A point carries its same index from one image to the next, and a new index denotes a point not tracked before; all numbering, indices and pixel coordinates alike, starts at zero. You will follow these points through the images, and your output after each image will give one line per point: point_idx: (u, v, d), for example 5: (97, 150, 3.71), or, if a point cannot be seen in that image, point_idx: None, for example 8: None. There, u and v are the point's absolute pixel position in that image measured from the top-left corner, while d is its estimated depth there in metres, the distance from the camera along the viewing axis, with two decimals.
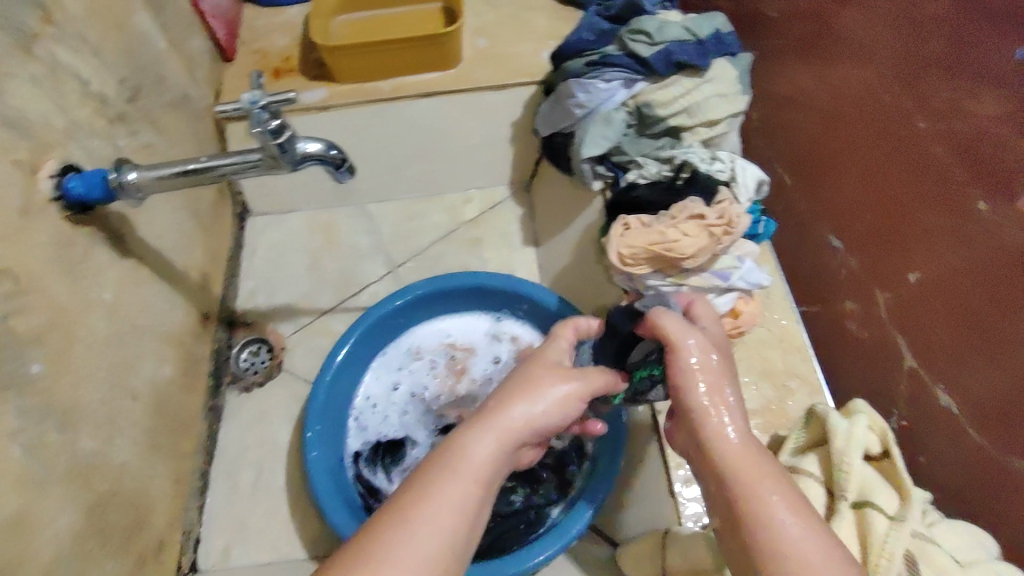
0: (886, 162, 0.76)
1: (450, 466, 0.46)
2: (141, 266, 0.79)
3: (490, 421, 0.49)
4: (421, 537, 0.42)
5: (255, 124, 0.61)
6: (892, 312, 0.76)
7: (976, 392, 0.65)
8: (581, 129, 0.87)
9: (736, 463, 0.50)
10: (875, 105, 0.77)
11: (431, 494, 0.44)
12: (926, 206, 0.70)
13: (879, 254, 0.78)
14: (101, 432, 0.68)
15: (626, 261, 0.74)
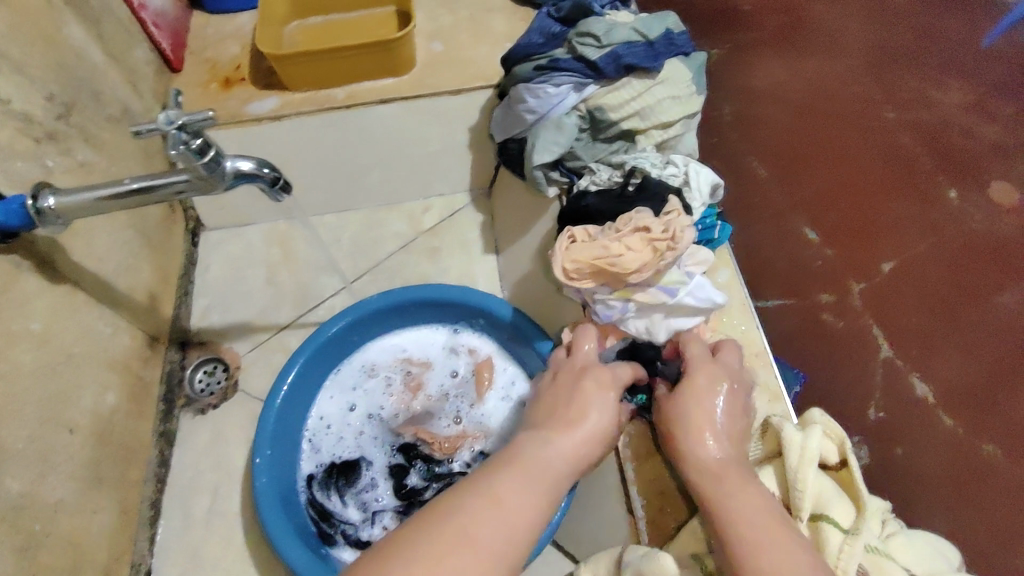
0: (858, 166, 1.01)
1: (525, 470, 0.50)
2: (77, 291, 0.76)
3: (561, 440, 0.55)
4: (504, 520, 0.45)
5: (174, 145, 0.59)
6: (867, 300, 0.90)
7: (945, 375, 0.85)
8: (533, 136, 0.84)
9: (719, 478, 0.56)
10: (846, 107, 1.06)
11: (511, 487, 0.48)
12: (894, 200, 0.98)
13: (854, 247, 0.94)
14: (29, 472, 0.65)
15: (570, 275, 0.71)
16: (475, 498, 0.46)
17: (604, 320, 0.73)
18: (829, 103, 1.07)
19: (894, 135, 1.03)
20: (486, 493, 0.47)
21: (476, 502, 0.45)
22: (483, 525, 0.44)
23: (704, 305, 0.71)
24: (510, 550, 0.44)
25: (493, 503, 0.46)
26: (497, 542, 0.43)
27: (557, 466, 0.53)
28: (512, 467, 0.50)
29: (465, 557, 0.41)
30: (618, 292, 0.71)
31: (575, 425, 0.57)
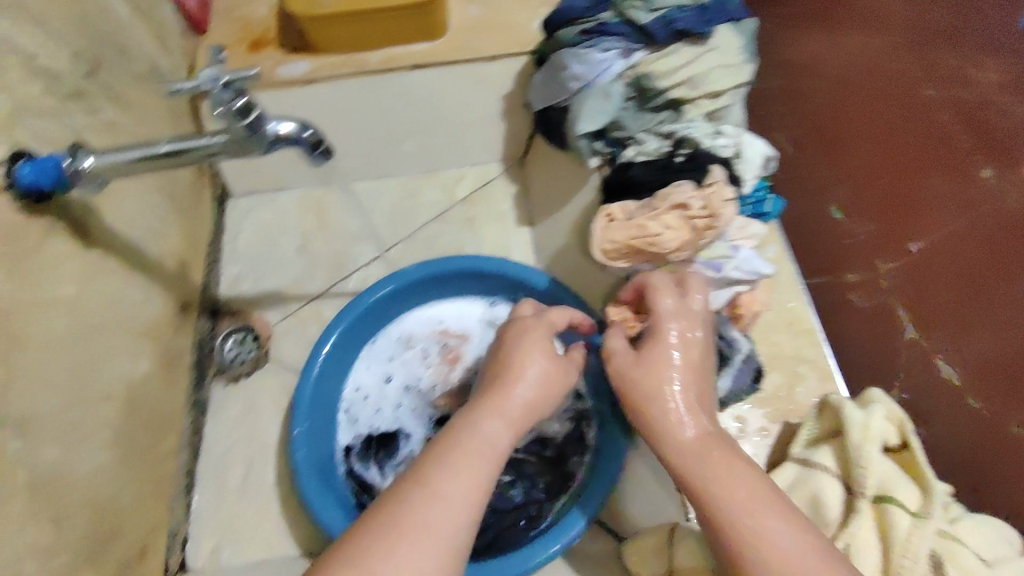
0: (891, 139, 0.88)
1: (465, 446, 0.51)
2: (109, 255, 0.75)
3: (500, 406, 0.55)
4: (447, 504, 0.46)
5: (217, 104, 0.58)
6: (895, 277, 0.82)
7: (974, 351, 0.75)
8: (577, 104, 0.81)
9: (695, 457, 0.52)
10: (887, 78, 0.91)
11: (449, 467, 0.49)
12: (930, 173, 0.84)
13: (887, 223, 0.85)
14: (63, 440, 0.64)
15: (609, 255, 0.68)
16: (413, 488, 0.47)
17: None
18: (874, 71, 0.92)
19: (931, 108, 0.86)
20: (427, 481, 0.48)
21: (417, 494, 0.46)
22: (423, 513, 0.45)
23: (751, 276, 0.67)
24: (456, 530, 0.45)
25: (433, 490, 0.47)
26: (441, 523, 0.45)
27: (496, 438, 0.52)
28: (449, 446, 0.51)
29: (410, 546, 0.43)
30: (660, 269, 0.67)
31: (515, 388, 0.56)
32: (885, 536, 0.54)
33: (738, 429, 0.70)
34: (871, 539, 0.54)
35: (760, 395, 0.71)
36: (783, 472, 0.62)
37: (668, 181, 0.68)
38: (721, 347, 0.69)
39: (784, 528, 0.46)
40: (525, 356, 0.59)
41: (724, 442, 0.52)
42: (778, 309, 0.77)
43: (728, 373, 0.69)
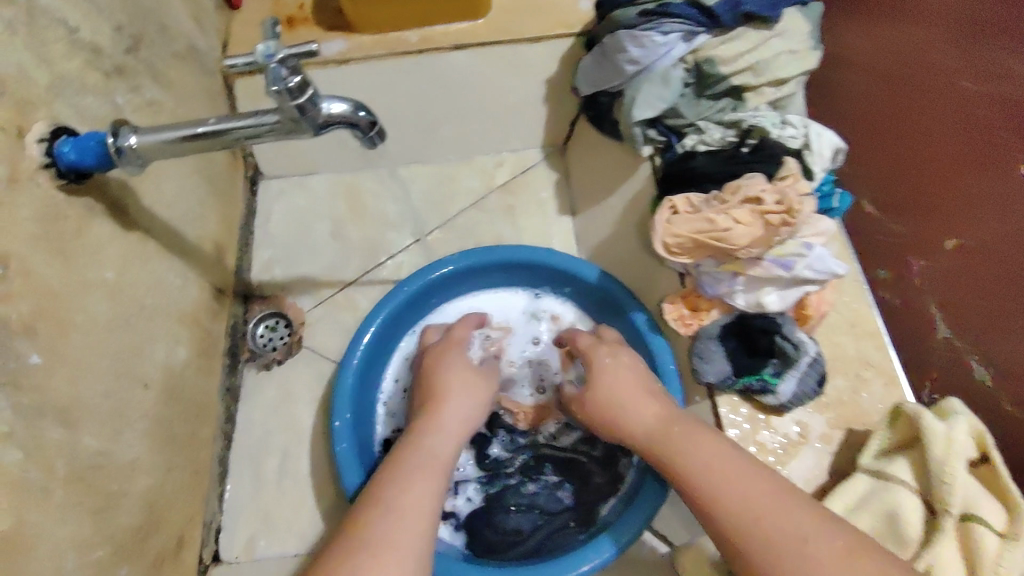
0: (916, 132, 0.74)
1: (409, 465, 0.60)
2: (148, 238, 0.72)
3: (433, 424, 0.64)
4: (407, 519, 0.54)
5: (272, 81, 0.54)
6: (927, 279, 0.73)
7: (1013, 358, 0.65)
8: (633, 89, 0.77)
9: (658, 429, 0.63)
10: (920, 57, 0.73)
11: (399, 484, 0.57)
12: (963, 169, 0.69)
13: (910, 223, 0.75)
14: (105, 429, 0.63)
15: (671, 250, 0.65)
16: (373, 511, 0.55)
17: (711, 294, 0.68)
18: (901, 56, 0.76)
19: (965, 101, 0.68)
20: (383, 504, 0.55)
21: (378, 519, 0.54)
22: (386, 529, 0.53)
23: (823, 277, 0.62)
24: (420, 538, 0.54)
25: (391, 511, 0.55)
26: (406, 533, 0.53)
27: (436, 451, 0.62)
28: (398, 467, 0.59)
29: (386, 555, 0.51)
30: (725, 266, 0.65)
31: (446, 406, 0.66)
32: (970, 555, 0.53)
33: (798, 434, 0.67)
34: (955, 559, 0.53)
35: (822, 400, 0.68)
36: (854, 484, 0.58)
37: (738, 173, 0.68)
38: (783, 347, 0.65)
39: (760, 486, 0.54)
40: (447, 379, 0.69)
41: (678, 417, 0.63)
42: (840, 309, 0.73)
43: (791, 376, 0.65)
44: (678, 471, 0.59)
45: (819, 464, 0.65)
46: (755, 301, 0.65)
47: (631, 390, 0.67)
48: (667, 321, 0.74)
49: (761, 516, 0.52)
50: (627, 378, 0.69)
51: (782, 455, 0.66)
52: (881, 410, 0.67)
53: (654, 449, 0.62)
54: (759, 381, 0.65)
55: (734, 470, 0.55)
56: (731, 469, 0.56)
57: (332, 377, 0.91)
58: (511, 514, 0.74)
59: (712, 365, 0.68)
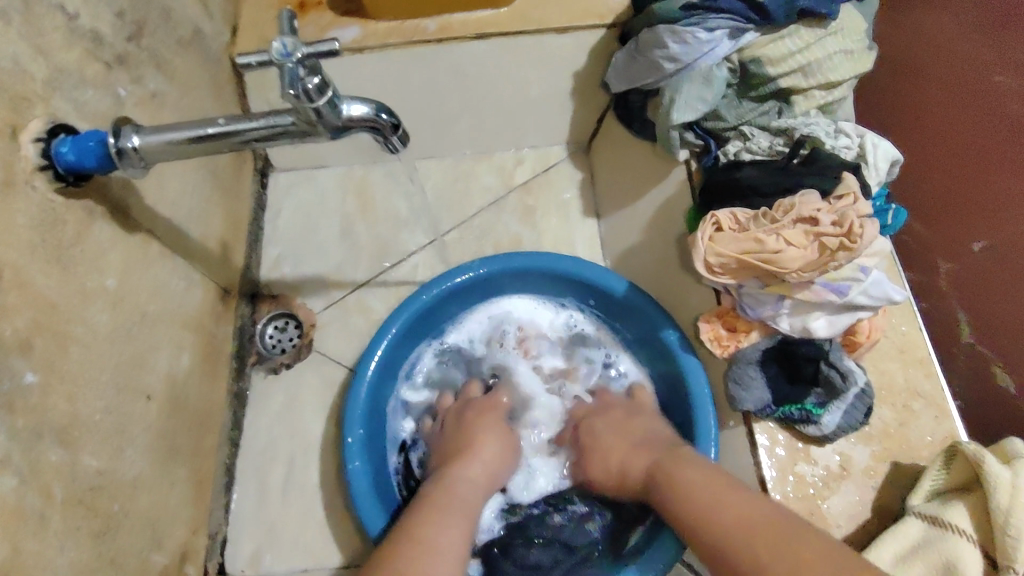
0: (950, 133, 0.70)
1: (441, 509, 0.60)
2: (151, 240, 0.68)
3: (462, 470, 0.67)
4: (441, 548, 0.55)
5: (287, 84, 0.49)
6: (952, 282, 0.70)
7: None
8: (672, 90, 0.71)
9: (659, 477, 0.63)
10: (954, 53, 0.70)
11: (435, 520, 0.58)
12: (1000, 170, 0.65)
13: (939, 230, 0.72)
14: (106, 447, 0.59)
15: (714, 270, 0.61)
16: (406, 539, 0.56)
17: (754, 317, 0.63)
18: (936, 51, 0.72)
19: (999, 99, 0.65)
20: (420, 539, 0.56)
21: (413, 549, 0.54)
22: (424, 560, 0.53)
23: (876, 304, 0.59)
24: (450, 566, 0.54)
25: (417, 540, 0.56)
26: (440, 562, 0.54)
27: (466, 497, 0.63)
28: (428, 507, 0.60)
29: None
30: (771, 288, 0.60)
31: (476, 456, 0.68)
32: None
33: (839, 466, 0.62)
34: None
35: (867, 431, 0.64)
36: (906, 528, 0.56)
37: (790, 188, 0.63)
38: (830, 376, 0.62)
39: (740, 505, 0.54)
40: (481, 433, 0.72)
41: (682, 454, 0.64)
42: (887, 332, 0.68)
43: (837, 407, 0.61)
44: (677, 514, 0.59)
45: (862, 500, 0.61)
46: (802, 326, 0.61)
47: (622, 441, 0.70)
48: (703, 341, 0.70)
49: (744, 530, 0.52)
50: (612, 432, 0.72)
51: (822, 489, 0.61)
52: (930, 444, 0.63)
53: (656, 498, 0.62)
54: (802, 411, 0.62)
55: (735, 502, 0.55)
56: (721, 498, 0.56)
57: (342, 384, 0.88)
58: (534, 547, 0.71)
59: (752, 385, 0.63)
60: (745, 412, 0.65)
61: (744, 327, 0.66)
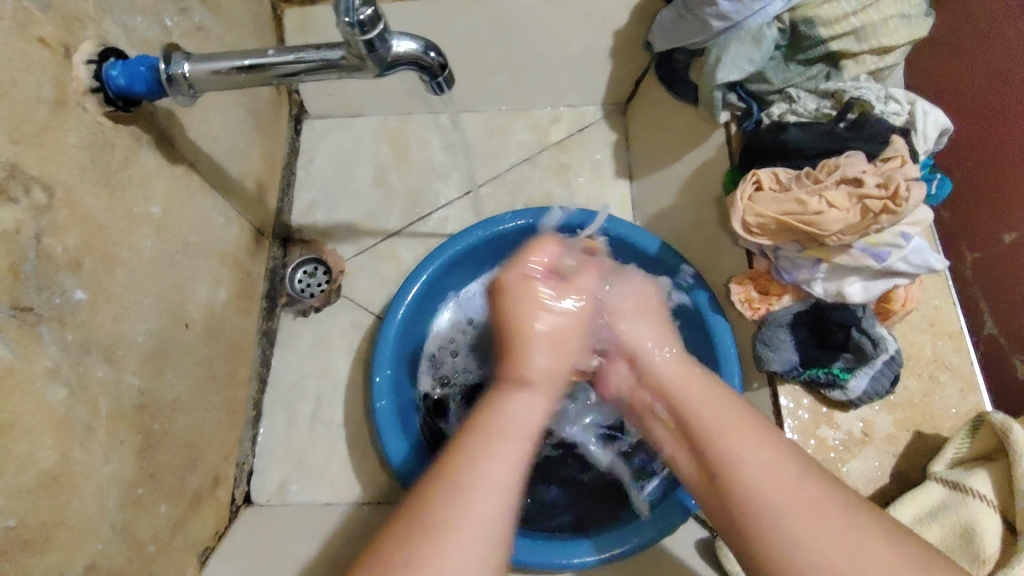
0: (989, 101, 0.69)
1: (479, 433, 0.50)
2: (193, 173, 0.69)
3: (524, 382, 0.56)
4: (489, 474, 0.47)
5: (342, 12, 0.49)
6: (979, 271, 0.70)
7: None
8: (719, 48, 0.71)
9: (704, 407, 0.54)
10: (998, 37, 0.68)
11: (488, 451, 0.49)
12: None
13: (976, 206, 0.71)
14: (148, 368, 0.61)
15: (751, 229, 0.61)
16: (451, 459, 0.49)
17: (789, 280, 0.64)
18: (979, 34, 0.70)
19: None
20: (457, 477, 0.47)
21: (452, 493, 0.46)
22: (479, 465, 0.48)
23: (917, 271, 0.59)
24: (505, 493, 0.47)
25: (478, 460, 0.48)
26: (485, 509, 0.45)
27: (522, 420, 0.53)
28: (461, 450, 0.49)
29: (449, 548, 0.43)
30: (809, 251, 0.60)
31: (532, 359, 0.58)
32: None
33: (861, 432, 0.63)
34: None
35: (892, 399, 0.64)
36: (925, 492, 0.57)
37: (834, 152, 0.63)
38: (861, 343, 0.62)
39: (808, 485, 0.47)
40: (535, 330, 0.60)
41: (742, 411, 0.53)
42: (920, 304, 0.67)
43: (864, 372, 0.61)
44: (765, 529, 0.47)
45: (881, 466, 0.62)
46: (836, 291, 0.61)
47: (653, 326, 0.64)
48: (733, 302, 0.71)
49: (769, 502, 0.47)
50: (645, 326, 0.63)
51: (843, 453, 0.62)
52: (953, 416, 0.63)
53: (728, 453, 0.51)
54: (828, 374, 0.62)
55: (837, 533, 0.44)
56: (823, 522, 0.45)
57: (369, 329, 0.89)
58: (552, 487, 0.76)
59: (779, 349, 0.64)
60: (771, 373, 0.66)
61: (778, 290, 0.66)
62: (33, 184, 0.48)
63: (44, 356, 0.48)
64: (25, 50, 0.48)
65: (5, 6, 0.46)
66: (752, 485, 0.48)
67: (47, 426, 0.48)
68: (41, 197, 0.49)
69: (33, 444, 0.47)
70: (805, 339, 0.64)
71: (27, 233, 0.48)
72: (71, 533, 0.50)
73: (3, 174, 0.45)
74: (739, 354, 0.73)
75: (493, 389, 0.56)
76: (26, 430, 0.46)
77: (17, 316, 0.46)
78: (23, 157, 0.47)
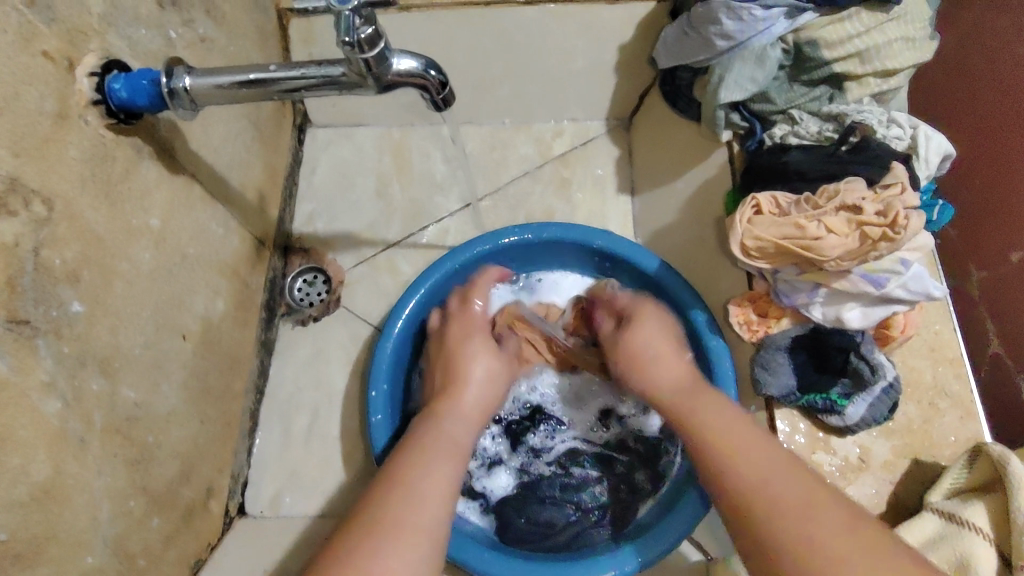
0: (991, 118, 0.70)
1: (420, 451, 0.59)
2: (194, 184, 0.69)
3: (453, 412, 0.65)
4: (425, 488, 0.55)
5: (342, 31, 0.49)
6: (985, 291, 0.70)
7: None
8: (722, 67, 0.70)
9: (743, 446, 0.56)
10: (1003, 59, 0.68)
11: (420, 472, 0.56)
12: None
13: (980, 227, 0.71)
14: (144, 380, 0.61)
15: (750, 253, 0.60)
16: (391, 487, 0.55)
17: (787, 303, 0.63)
18: (986, 55, 0.70)
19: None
20: (399, 479, 0.55)
21: (396, 491, 0.54)
22: (410, 477, 0.56)
23: (916, 298, 0.59)
24: (437, 520, 0.53)
25: (406, 482, 0.55)
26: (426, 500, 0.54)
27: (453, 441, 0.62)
28: (411, 448, 0.59)
29: (395, 538, 0.50)
30: (807, 275, 0.60)
31: (467, 393, 0.68)
32: None
33: (858, 457, 0.62)
34: None
35: (890, 425, 0.63)
36: (922, 523, 0.57)
37: (835, 175, 0.62)
38: (859, 368, 0.61)
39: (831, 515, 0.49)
40: (471, 371, 0.70)
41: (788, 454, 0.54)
42: (920, 329, 0.67)
43: (862, 399, 0.61)
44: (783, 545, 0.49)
45: (878, 493, 0.61)
46: (835, 316, 0.60)
47: (668, 352, 0.70)
48: (731, 323, 0.71)
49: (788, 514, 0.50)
50: (662, 344, 0.71)
51: (839, 479, 0.61)
52: (952, 444, 0.62)
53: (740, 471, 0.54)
54: (826, 400, 0.61)
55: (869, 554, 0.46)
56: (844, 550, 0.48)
57: (367, 341, 0.89)
58: (545, 507, 0.75)
59: (773, 371, 0.64)
60: (767, 398, 0.65)
61: (774, 311, 0.66)
62: (33, 198, 0.48)
63: (39, 369, 0.48)
64: (29, 64, 0.48)
65: (9, 21, 0.46)
66: (778, 503, 0.51)
67: (40, 438, 0.48)
68: (40, 210, 0.49)
69: (27, 457, 0.47)
70: (802, 363, 0.64)
71: (26, 246, 0.48)
72: (63, 547, 0.50)
73: (4, 188, 0.46)
74: (736, 376, 0.73)
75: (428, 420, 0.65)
76: (19, 443, 0.46)
77: (14, 329, 0.46)
78: (24, 171, 0.48)
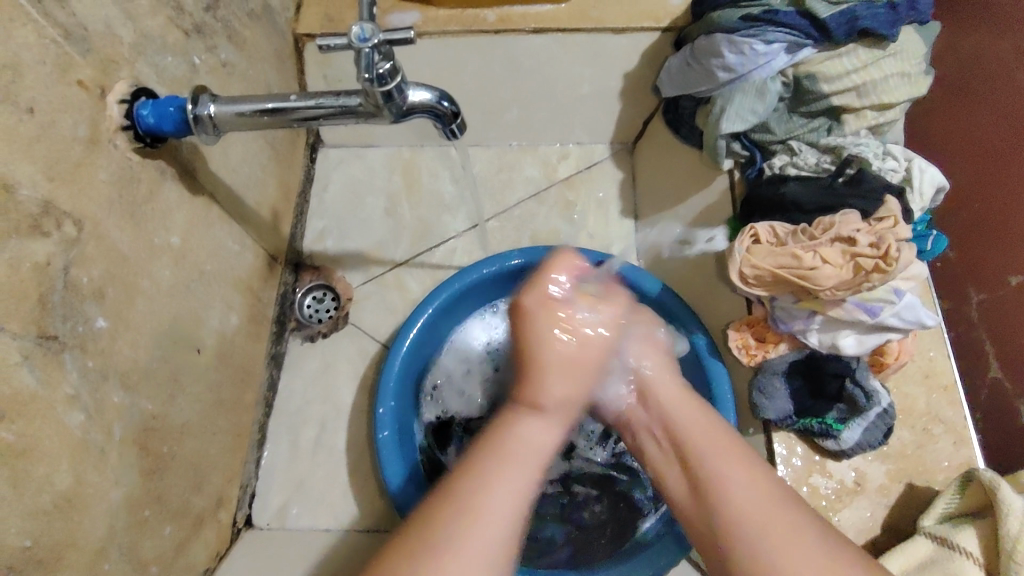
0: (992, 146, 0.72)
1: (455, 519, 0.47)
2: (212, 204, 0.72)
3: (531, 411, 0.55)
4: (495, 501, 0.48)
5: (363, 69, 0.51)
6: (982, 314, 0.71)
7: None
8: (723, 99, 0.73)
9: (702, 437, 0.56)
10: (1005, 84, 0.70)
11: (496, 477, 0.50)
12: None
13: (981, 252, 0.72)
14: (161, 392, 0.63)
15: (748, 281, 0.63)
16: (450, 513, 0.47)
17: (784, 330, 0.65)
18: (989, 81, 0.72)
19: None
20: (467, 508, 0.47)
21: (461, 518, 0.47)
22: (487, 483, 0.49)
23: (908, 326, 0.61)
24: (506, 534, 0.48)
25: (489, 485, 0.49)
26: (496, 509, 0.48)
27: (535, 448, 0.53)
28: (484, 458, 0.51)
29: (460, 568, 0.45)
30: (804, 303, 0.63)
31: (552, 382, 0.57)
32: None
33: (854, 481, 0.64)
34: None
35: (885, 450, 0.65)
36: (915, 546, 0.58)
37: (833, 208, 0.64)
38: (854, 395, 0.63)
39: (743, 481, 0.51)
40: (555, 377, 0.57)
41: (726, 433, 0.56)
42: (915, 356, 0.69)
43: (857, 424, 0.62)
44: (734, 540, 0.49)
45: (872, 517, 0.63)
46: (830, 343, 0.63)
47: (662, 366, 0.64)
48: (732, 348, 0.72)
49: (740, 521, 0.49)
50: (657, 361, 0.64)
51: (834, 501, 0.63)
52: (945, 469, 0.64)
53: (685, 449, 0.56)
54: (821, 424, 0.64)
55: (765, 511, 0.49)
56: (792, 551, 0.47)
57: (375, 358, 0.91)
58: (547, 524, 0.78)
59: (769, 397, 0.66)
60: (765, 421, 0.67)
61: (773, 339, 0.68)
62: (64, 220, 0.51)
63: (65, 383, 0.50)
64: (65, 92, 0.51)
65: (49, 52, 0.49)
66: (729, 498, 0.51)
67: (64, 449, 0.50)
68: (70, 231, 0.51)
69: (51, 467, 0.49)
70: (799, 389, 0.66)
71: (57, 265, 0.50)
72: (81, 554, 0.51)
73: (38, 211, 0.48)
74: (735, 399, 0.75)
75: (506, 414, 0.56)
76: (44, 454, 0.48)
77: (43, 344, 0.49)
78: (58, 194, 0.50)
